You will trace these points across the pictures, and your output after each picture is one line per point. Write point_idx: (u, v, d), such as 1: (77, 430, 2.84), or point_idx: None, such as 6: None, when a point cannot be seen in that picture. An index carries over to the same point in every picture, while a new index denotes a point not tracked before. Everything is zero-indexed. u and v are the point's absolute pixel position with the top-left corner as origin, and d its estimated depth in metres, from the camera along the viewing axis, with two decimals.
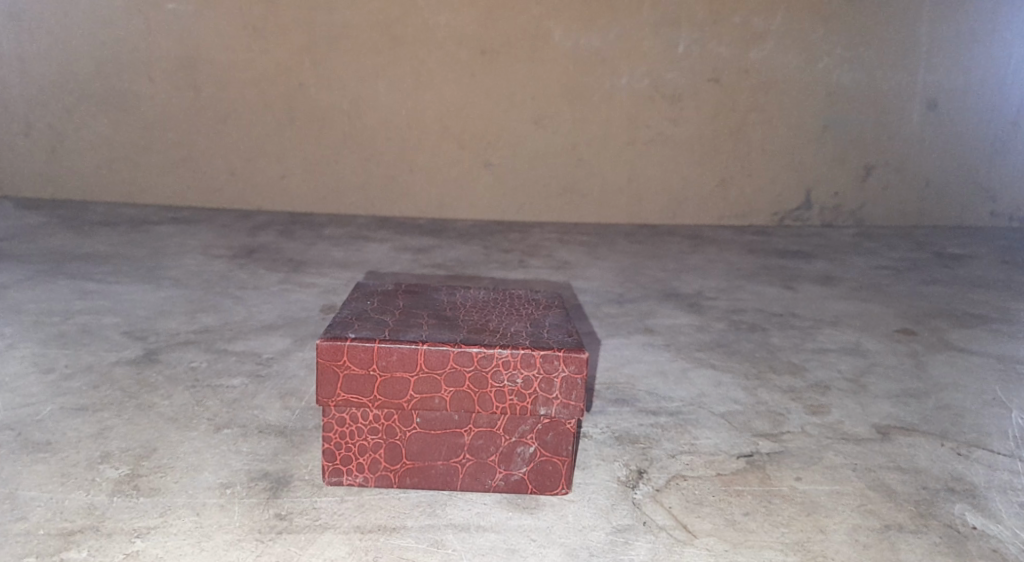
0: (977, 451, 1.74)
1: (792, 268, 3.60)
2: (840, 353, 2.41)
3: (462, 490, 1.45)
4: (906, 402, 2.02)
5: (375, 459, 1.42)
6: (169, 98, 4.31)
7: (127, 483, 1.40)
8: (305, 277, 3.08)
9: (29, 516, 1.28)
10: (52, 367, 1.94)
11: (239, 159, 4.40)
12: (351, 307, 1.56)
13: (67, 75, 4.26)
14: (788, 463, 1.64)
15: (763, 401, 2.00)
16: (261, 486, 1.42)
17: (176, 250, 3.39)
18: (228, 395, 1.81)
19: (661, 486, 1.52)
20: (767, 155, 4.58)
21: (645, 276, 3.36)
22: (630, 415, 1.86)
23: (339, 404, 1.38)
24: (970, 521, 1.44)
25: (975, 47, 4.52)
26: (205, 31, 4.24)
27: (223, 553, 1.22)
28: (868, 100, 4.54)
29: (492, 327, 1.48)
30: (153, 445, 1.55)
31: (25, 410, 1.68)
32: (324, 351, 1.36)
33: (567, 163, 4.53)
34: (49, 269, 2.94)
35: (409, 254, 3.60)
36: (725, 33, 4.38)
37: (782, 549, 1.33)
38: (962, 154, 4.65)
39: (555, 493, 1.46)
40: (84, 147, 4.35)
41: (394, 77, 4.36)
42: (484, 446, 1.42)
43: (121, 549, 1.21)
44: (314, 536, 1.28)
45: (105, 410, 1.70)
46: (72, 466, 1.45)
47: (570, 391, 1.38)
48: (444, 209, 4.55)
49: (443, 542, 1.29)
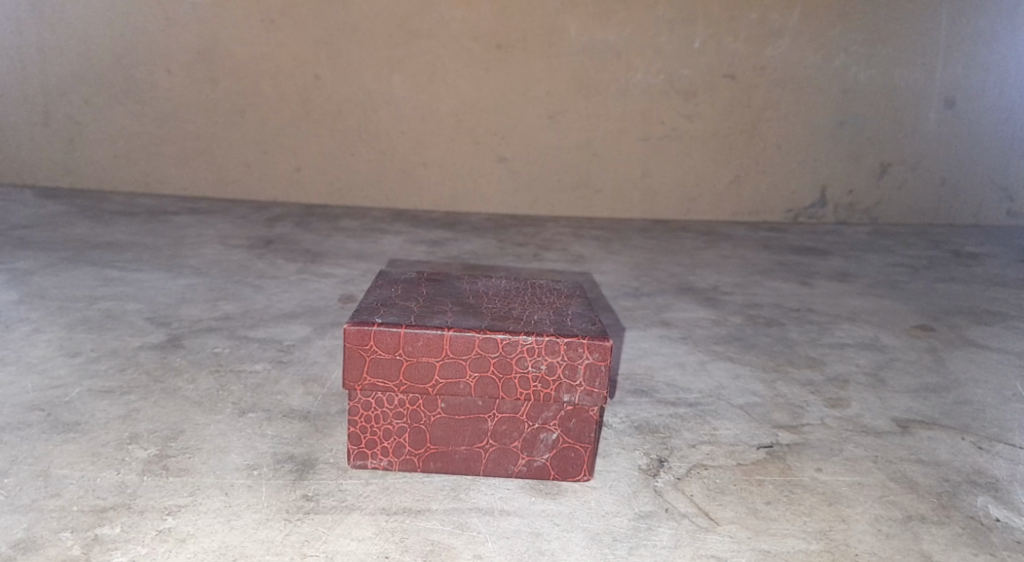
0: (998, 445, 1.74)
1: (808, 265, 3.60)
2: (857, 348, 2.41)
3: (484, 475, 1.46)
4: (925, 397, 2.02)
5: (399, 443, 1.44)
6: (186, 91, 4.34)
7: (156, 463, 1.42)
8: (323, 268, 3.09)
9: (63, 492, 1.31)
10: (78, 350, 1.96)
11: (255, 152, 4.43)
12: (375, 294, 1.57)
13: (87, 67, 4.29)
14: (809, 455, 1.65)
15: (781, 393, 2.01)
16: (287, 468, 1.44)
17: (195, 240, 3.42)
18: (251, 381, 1.83)
19: (682, 475, 1.53)
20: (783, 153, 4.57)
21: (661, 271, 3.37)
22: (649, 406, 1.87)
23: (364, 388, 1.40)
24: (993, 514, 1.44)
25: (993, 44, 4.50)
26: (222, 24, 4.26)
27: (253, 532, 1.23)
28: (884, 98, 4.52)
29: (515, 315, 1.49)
30: (179, 427, 1.57)
31: (53, 392, 1.70)
32: (351, 336, 1.37)
33: (581, 159, 4.53)
34: (71, 257, 2.97)
35: (425, 247, 3.62)
36: (741, 29, 4.38)
37: (806, 537, 1.33)
38: (979, 153, 4.63)
39: (577, 480, 1.47)
40: (102, 138, 4.38)
41: (409, 72, 4.37)
42: (507, 432, 1.43)
43: (153, 527, 1.23)
44: (341, 517, 1.29)
45: (132, 393, 1.72)
46: (101, 446, 1.47)
47: (593, 378, 1.39)
48: (458, 203, 4.57)
49: (468, 525, 1.30)
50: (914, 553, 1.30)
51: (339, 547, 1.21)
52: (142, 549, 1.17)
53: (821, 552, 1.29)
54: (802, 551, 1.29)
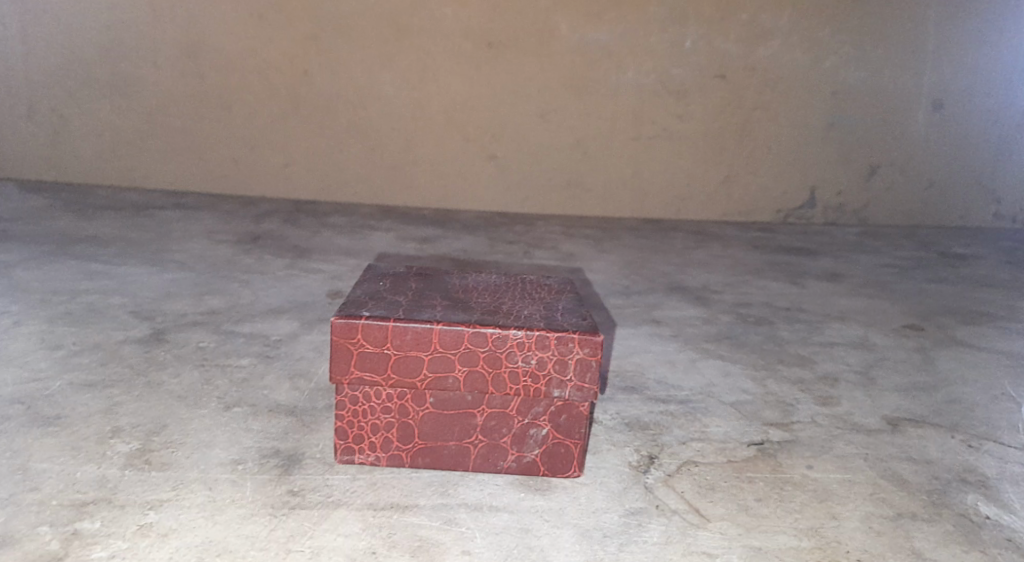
0: (987, 444, 1.74)
1: (797, 264, 3.60)
2: (847, 347, 2.40)
3: (473, 471, 1.44)
4: (915, 395, 2.02)
5: (387, 438, 1.42)
6: (174, 85, 4.30)
7: (138, 457, 1.39)
8: (311, 263, 3.07)
9: (42, 486, 1.28)
10: (60, 344, 1.93)
11: (243, 148, 4.40)
12: (363, 287, 1.55)
13: (73, 60, 4.25)
14: (800, 452, 1.64)
15: (772, 391, 2.00)
16: (272, 463, 1.42)
17: (181, 235, 3.39)
18: (237, 375, 1.81)
19: (673, 471, 1.52)
20: (773, 153, 4.57)
21: (651, 269, 3.36)
22: (639, 403, 1.85)
23: (352, 381, 1.37)
24: (983, 511, 1.44)
25: (982, 47, 4.51)
26: (211, 18, 4.22)
27: (237, 527, 1.21)
28: (874, 100, 4.53)
29: (505, 310, 1.47)
30: (162, 421, 1.54)
31: (34, 385, 1.68)
32: (338, 329, 1.35)
33: (572, 158, 4.52)
34: (54, 250, 2.93)
35: (414, 243, 3.60)
36: (732, 29, 4.38)
37: (796, 534, 1.32)
38: (967, 156, 4.65)
39: (567, 476, 1.45)
40: (88, 132, 4.34)
41: (399, 69, 4.35)
42: (497, 428, 1.41)
43: (134, 521, 1.20)
44: (327, 513, 1.27)
45: (115, 387, 1.69)
46: (82, 440, 1.44)
47: (583, 373, 1.37)
48: (448, 201, 4.55)
49: (456, 521, 1.29)
50: (904, 550, 1.29)
51: (325, 543, 1.19)
52: (123, 544, 1.15)
53: (811, 549, 1.28)
54: (792, 548, 1.28)
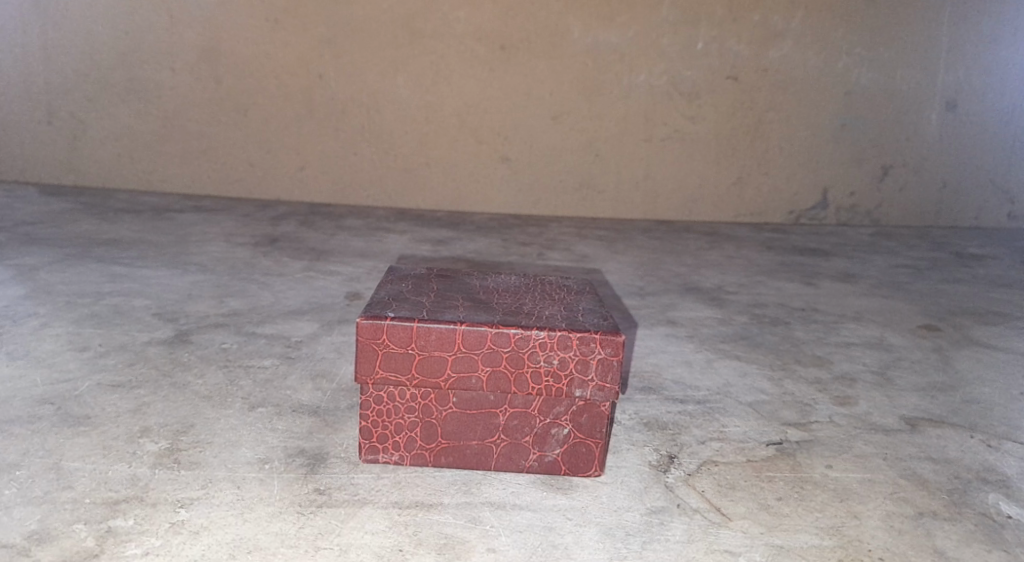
0: (1007, 443, 1.74)
1: (811, 265, 3.60)
2: (864, 348, 2.40)
3: (496, 470, 1.46)
4: (933, 395, 2.02)
5: (410, 437, 1.44)
6: (189, 89, 4.34)
7: (168, 457, 1.42)
8: (328, 266, 3.09)
9: (74, 484, 1.30)
10: (86, 345, 1.96)
11: (258, 151, 4.43)
12: (386, 288, 1.57)
13: (90, 65, 4.30)
14: (819, 452, 1.65)
15: (789, 392, 2.00)
16: (297, 462, 1.44)
17: (200, 238, 3.42)
18: (260, 375, 1.83)
19: (693, 471, 1.53)
20: (785, 154, 4.57)
21: (665, 270, 3.36)
22: (657, 402, 1.87)
23: (378, 382, 1.39)
24: (1005, 511, 1.44)
25: (995, 47, 4.51)
26: (226, 22, 4.26)
27: (266, 524, 1.23)
28: (887, 100, 4.53)
29: (526, 310, 1.49)
30: (190, 421, 1.57)
31: (63, 385, 1.70)
32: (364, 329, 1.37)
33: (584, 159, 4.53)
34: (77, 253, 2.97)
35: (428, 246, 3.62)
36: (744, 30, 4.38)
37: (818, 533, 1.33)
38: (981, 155, 4.64)
39: (588, 476, 1.46)
40: (105, 137, 4.39)
41: (412, 72, 4.37)
42: (519, 427, 1.43)
43: (167, 519, 1.22)
44: (353, 511, 1.29)
45: (141, 387, 1.72)
46: (113, 439, 1.47)
47: (605, 373, 1.39)
48: (460, 203, 4.56)
49: (480, 519, 1.30)
50: (926, 550, 1.30)
51: (353, 540, 1.21)
52: (156, 541, 1.17)
53: (834, 547, 1.29)
54: (814, 546, 1.29)
